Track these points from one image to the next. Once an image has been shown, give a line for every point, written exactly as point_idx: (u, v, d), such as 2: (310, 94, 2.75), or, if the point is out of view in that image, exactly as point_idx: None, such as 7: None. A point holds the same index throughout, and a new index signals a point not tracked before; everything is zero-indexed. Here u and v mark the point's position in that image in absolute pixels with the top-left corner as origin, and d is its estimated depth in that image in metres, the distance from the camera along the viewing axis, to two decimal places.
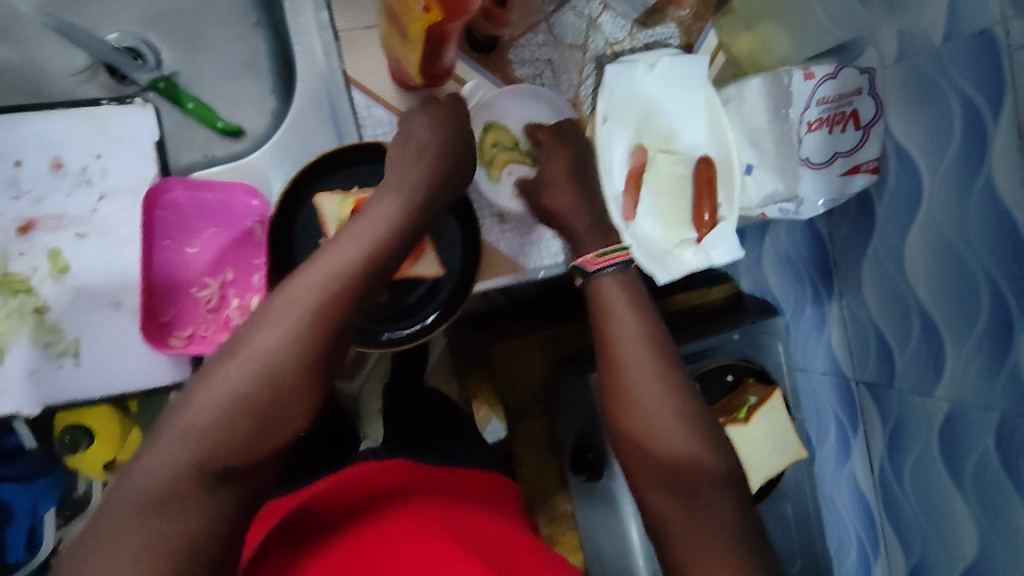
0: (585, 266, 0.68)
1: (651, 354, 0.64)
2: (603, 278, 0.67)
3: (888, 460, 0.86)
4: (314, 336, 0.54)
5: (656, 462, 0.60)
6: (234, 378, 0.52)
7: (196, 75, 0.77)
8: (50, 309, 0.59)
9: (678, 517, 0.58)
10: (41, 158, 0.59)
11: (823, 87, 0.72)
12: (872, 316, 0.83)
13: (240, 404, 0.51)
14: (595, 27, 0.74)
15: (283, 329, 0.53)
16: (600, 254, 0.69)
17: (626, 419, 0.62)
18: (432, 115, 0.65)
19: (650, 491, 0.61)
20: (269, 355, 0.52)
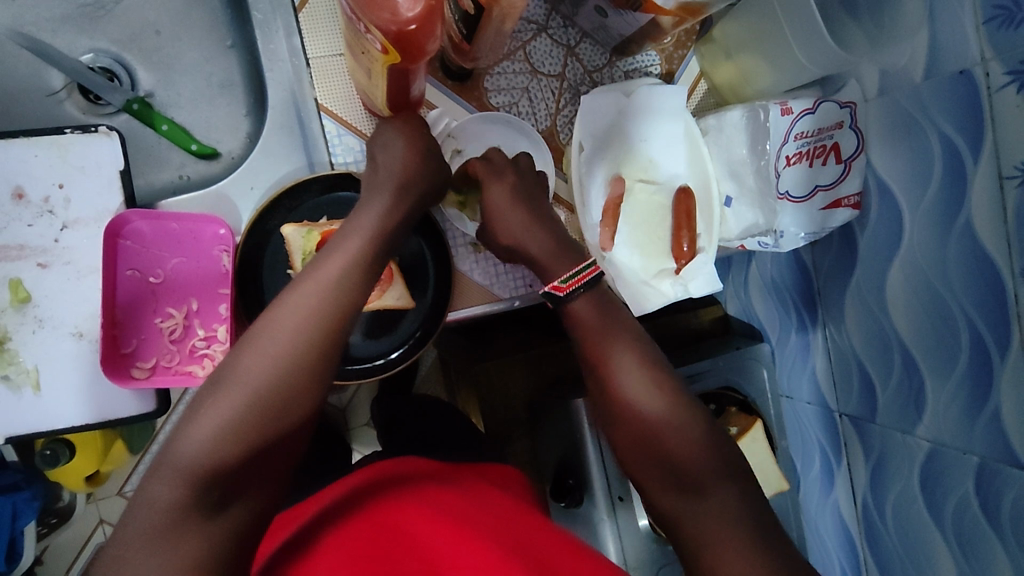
0: (553, 291, 0.63)
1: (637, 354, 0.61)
2: (576, 300, 0.63)
3: (871, 495, 0.84)
4: (311, 346, 0.51)
5: (655, 462, 0.58)
6: (228, 397, 0.49)
7: (172, 96, 0.77)
8: (10, 340, 0.58)
9: (685, 514, 0.55)
10: (2, 187, 0.58)
11: (802, 122, 0.71)
12: (854, 348, 0.81)
13: (239, 422, 0.48)
14: (573, 55, 0.74)
15: (277, 343, 0.51)
16: (567, 278, 0.63)
17: (622, 422, 0.59)
18: (402, 131, 0.62)
19: (657, 494, 0.58)
20: (257, 374, 0.49)
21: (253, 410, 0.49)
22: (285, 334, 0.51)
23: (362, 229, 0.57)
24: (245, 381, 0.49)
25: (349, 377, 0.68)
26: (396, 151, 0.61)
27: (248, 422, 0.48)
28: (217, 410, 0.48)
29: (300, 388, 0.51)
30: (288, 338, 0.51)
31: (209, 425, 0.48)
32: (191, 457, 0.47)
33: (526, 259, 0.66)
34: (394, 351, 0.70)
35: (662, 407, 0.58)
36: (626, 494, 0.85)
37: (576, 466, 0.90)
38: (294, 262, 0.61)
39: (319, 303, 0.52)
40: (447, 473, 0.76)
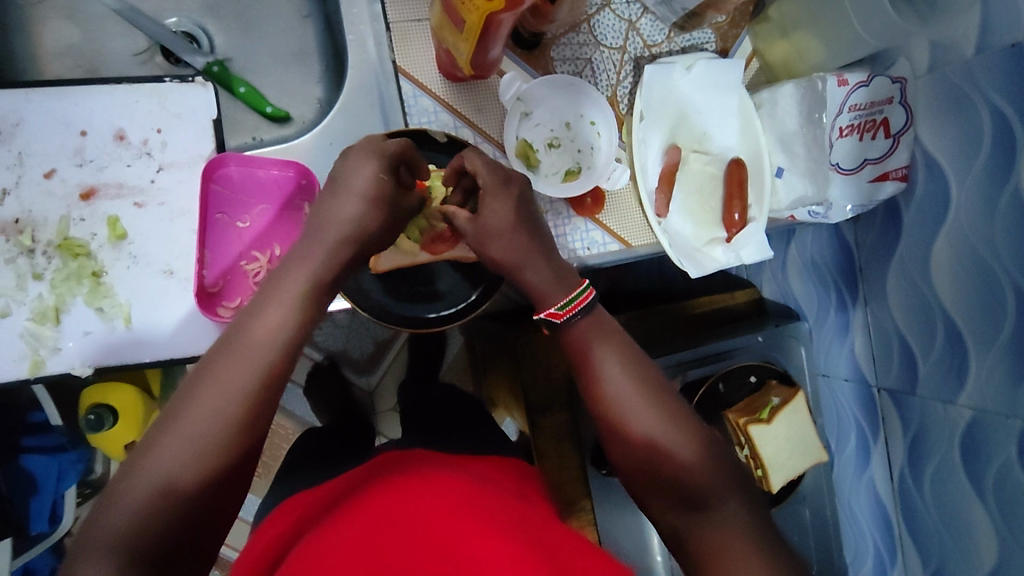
0: (550, 318, 0.61)
1: (632, 379, 0.59)
2: (581, 321, 0.61)
3: (908, 468, 0.86)
4: (253, 400, 0.49)
5: (653, 485, 0.57)
6: (167, 457, 0.46)
7: (248, 61, 0.80)
8: (107, 273, 0.61)
9: (689, 529, 0.54)
10: (105, 129, 0.61)
11: (856, 95, 0.74)
12: (896, 323, 0.84)
13: (183, 482, 0.46)
14: (634, 29, 0.77)
15: (214, 403, 0.48)
16: (566, 303, 0.61)
17: (618, 446, 0.58)
18: (370, 155, 0.56)
19: (658, 509, 0.57)
20: (201, 428, 0.47)
21: (198, 467, 0.46)
22: (229, 387, 0.49)
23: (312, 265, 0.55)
24: (189, 434, 0.47)
25: (435, 322, 0.73)
26: (362, 177, 0.56)
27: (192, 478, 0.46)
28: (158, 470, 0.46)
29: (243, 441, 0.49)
30: (226, 395, 0.49)
31: (156, 478, 0.45)
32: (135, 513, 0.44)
33: (525, 287, 0.63)
34: (473, 293, 0.74)
35: (651, 435, 0.57)
36: None
37: None
38: None
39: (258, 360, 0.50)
40: (465, 460, 0.78)
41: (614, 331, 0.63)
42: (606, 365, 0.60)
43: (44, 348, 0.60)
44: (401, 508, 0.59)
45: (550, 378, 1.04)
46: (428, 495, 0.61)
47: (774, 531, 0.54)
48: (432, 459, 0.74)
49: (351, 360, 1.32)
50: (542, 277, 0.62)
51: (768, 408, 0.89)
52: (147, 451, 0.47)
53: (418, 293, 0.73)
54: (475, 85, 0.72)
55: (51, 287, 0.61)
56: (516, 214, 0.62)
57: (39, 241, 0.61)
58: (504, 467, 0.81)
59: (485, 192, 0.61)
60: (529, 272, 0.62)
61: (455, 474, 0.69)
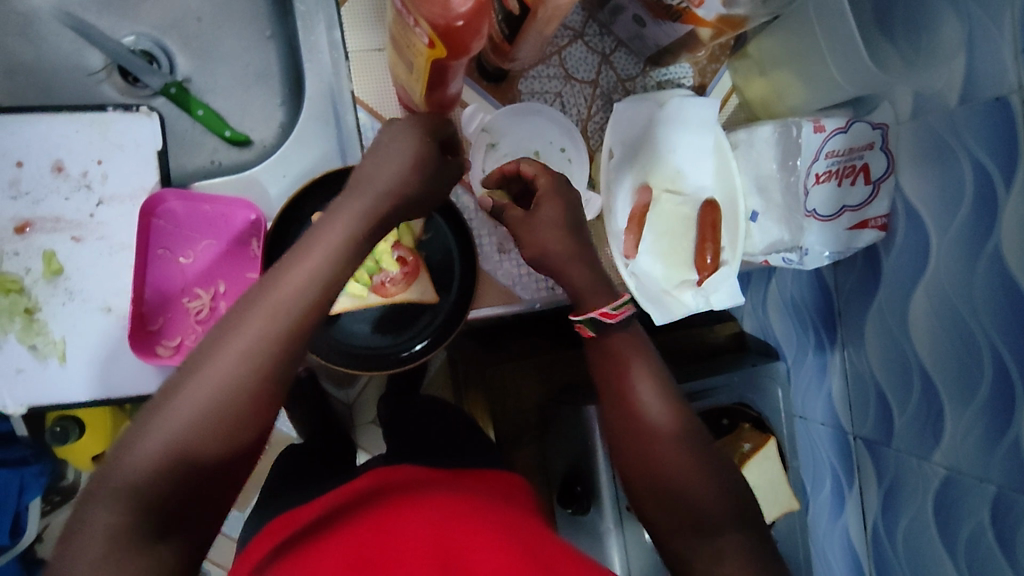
0: (603, 317, 0.58)
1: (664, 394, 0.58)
2: (617, 333, 0.60)
3: (881, 520, 0.84)
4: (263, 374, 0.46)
5: (669, 497, 0.55)
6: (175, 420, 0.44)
7: (209, 82, 0.78)
8: (40, 310, 0.59)
9: (700, 553, 0.53)
10: (43, 160, 0.59)
11: (832, 141, 0.71)
12: (873, 371, 0.81)
13: (198, 441, 0.44)
14: (607, 62, 0.74)
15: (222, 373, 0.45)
16: (617, 305, 0.59)
17: (643, 444, 0.56)
18: (410, 128, 0.54)
19: (664, 528, 0.55)
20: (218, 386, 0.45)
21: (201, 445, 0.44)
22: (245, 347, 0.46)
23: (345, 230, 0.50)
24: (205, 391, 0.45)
25: (385, 365, 0.69)
26: (394, 158, 0.53)
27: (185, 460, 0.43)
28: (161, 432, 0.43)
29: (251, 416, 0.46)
30: (234, 367, 0.45)
31: (158, 445, 0.43)
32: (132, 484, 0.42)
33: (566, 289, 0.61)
34: (426, 335, 0.71)
35: (673, 438, 0.56)
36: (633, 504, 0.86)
37: (585, 473, 0.89)
38: None
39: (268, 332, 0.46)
40: (445, 476, 0.75)
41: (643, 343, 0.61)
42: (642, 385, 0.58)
43: None
44: (388, 534, 0.57)
45: (519, 410, 1.03)
46: (422, 520, 0.59)
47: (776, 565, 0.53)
48: (419, 476, 0.72)
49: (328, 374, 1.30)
50: (591, 279, 0.60)
51: (738, 454, 0.86)
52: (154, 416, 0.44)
53: (376, 330, 0.70)
54: None
55: None
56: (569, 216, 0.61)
57: None
58: (486, 480, 0.78)
59: (544, 191, 0.60)
60: (575, 272, 0.60)
61: (452, 495, 0.66)
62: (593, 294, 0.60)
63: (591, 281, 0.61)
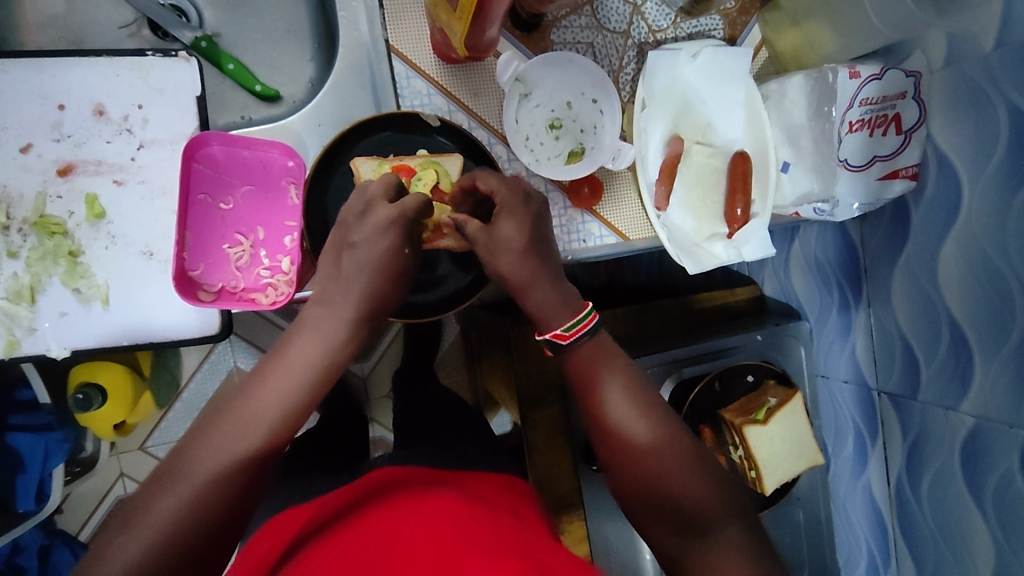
0: (554, 339, 0.59)
1: (633, 398, 0.58)
2: (579, 348, 0.59)
3: (906, 474, 0.84)
4: (297, 413, 0.53)
5: (657, 506, 0.54)
6: (198, 470, 0.48)
7: (238, 37, 0.78)
8: (84, 253, 0.59)
9: (690, 552, 0.52)
10: (84, 104, 0.59)
11: (867, 88, 0.70)
12: (899, 326, 0.81)
13: (222, 485, 0.48)
14: (638, 13, 0.74)
15: (260, 408, 0.51)
16: (572, 324, 0.59)
17: (624, 461, 0.56)
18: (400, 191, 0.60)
19: (653, 531, 0.55)
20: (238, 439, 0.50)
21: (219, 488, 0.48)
22: (269, 401, 0.52)
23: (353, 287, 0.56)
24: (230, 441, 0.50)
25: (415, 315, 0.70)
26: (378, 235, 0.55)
27: (205, 507, 0.47)
28: (188, 481, 0.47)
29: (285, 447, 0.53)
30: (276, 405, 0.52)
31: (199, 466, 0.48)
32: (175, 504, 0.46)
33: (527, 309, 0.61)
34: (456, 287, 0.73)
35: (653, 442, 0.56)
36: None
37: None
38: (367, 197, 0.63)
39: (305, 377, 0.53)
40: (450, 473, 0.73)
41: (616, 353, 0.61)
42: (614, 391, 0.58)
43: (20, 328, 0.58)
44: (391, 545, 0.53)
45: (542, 371, 1.02)
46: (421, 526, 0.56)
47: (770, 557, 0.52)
48: (421, 472, 0.70)
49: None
50: (547, 298, 0.60)
51: (764, 408, 0.88)
52: (197, 441, 0.50)
53: (415, 281, 0.71)
54: (472, 68, 0.69)
55: (26, 266, 0.59)
56: (528, 232, 0.59)
57: (14, 217, 0.59)
58: (504, 494, 0.72)
59: (499, 209, 0.59)
60: (535, 294, 0.60)
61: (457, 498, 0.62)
62: (552, 310, 0.60)
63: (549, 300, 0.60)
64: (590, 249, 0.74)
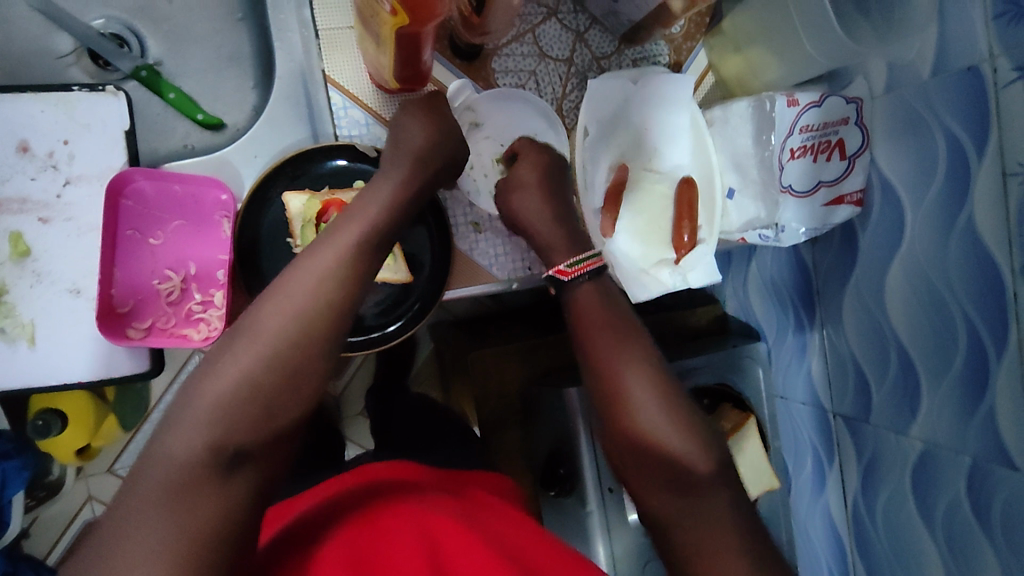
0: (558, 274, 0.64)
1: (630, 352, 0.59)
2: (577, 284, 0.64)
3: (861, 497, 0.84)
4: (335, 303, 0.50)
5: (649, 466, 0.55)
6: (242, 360, 0.46)
7: (180, 65, 0.77)
8: (9, 292, 0.59)
9: (677, 517, 0.53)
10: (7, 140, 0.58)
11: (807, 115, 0.70)
12: (852, 349, 0.81)
13: (268, 373, 0.46)
14: (582, 40, 0.74)
15: (242, 365, 0.46)
16: (574, 262, 0.64)
17: (615, 418, 0.57)
18: (399, 149, 0.61)
19: (647, 494, 0.55)
20: (282, 324, 0.48)
21: (267, 374, 0.46)
22: (306, 291, 0.49)
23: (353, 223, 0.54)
24: (272, 331, 0.47)
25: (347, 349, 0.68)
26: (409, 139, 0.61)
27: (254, 395, 0.45)
28: (235, 370, 0.46)
29: (292, 394, 0.47)
30: (313, 292, 0.49)
31: (179, 441, 0.43)
32: (225, 396, 0.45)
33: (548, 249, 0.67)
34: (391, 325, 0.70)
35: (660, 412, 0.56)
36: (616, 486, 0.85)
37: (568, 456, 0.88)
38: (294, 231, 0.62)
39: (289, 321, 0.48)
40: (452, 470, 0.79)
41: (620, 313, 0.62)
42: (612, 346, 0.59)
43: None
44: (381, 538, 0.56)
45: (501, 394, 1.02)
46: (411, 525, 0.57)
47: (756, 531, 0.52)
48: (422, 475, 0.73)
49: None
50: (554, 234, 0.67)
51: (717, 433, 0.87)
52: (184, 405, 0.45)
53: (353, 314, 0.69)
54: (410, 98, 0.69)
55: None
56: (545, 171, 0.70)
57: None
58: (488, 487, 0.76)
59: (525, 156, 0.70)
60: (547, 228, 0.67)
61: (445, 500, 0.65)
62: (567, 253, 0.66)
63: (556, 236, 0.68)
64: (535, 276, 0.72)
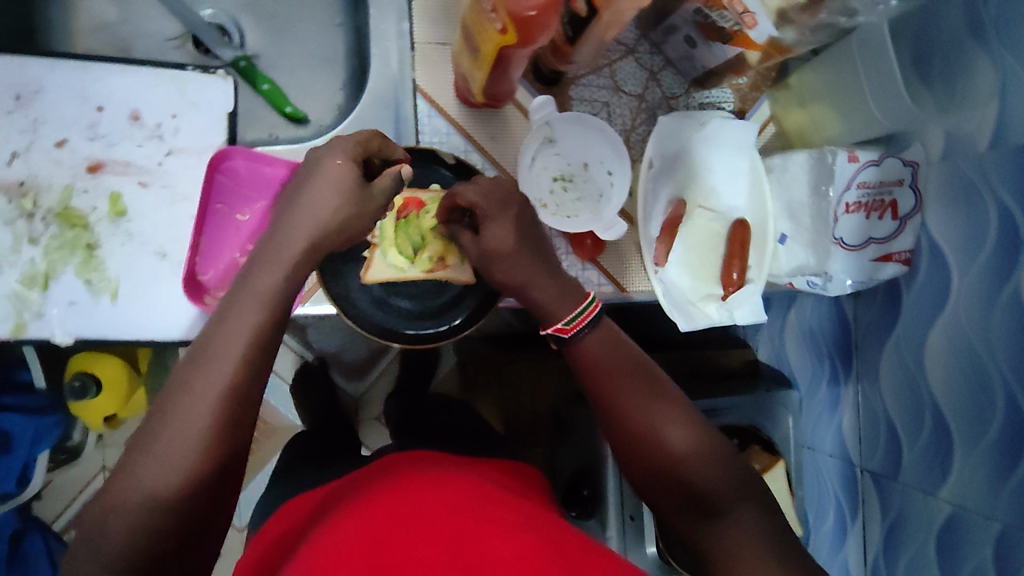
0: (558, 333, 0.62)
1: (627, 378, 0.60)
2: (581, 339, 0.62)
3: (882, 555, 0.84)
4: (251, 362, 0.50)
5: (674, 492, 0.57)
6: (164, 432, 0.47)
7: (275, 61, 0.82)
8: (100, 247, 0.61)
9: (704, 534, 0.54)
10: (121, 109, 0.63)
11: (865, 172, 0.73)
12: (885, 406, 0.82)
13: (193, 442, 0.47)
14: (654, 80, 0.78)
15: (206, 401, 0.48)
16: (571, 318, 0.61)
17: (636, 451, 0.58)
18: (345, 148, 0.58)
19: (676, 519, 0.57)
20: (205, 392, 0.48)
21: (189, 442, 0.47)
22: (221, 355, 0.49)
23: (285, 248, 0.54)
24: (193, 401, 0.48)
25: (398, 338, 0.67)
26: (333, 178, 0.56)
27: (182, 465, 0.46)
28: (158, 444, 0.46)
29: (225, 453, 0.48)
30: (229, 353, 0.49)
31: (161, 473, 0.46)
32: (155, 472, 0.46)
33: (531, 303, 0.63)
34: (457, 318, 0.69)
35: (668, 437, 0.57)
36: (637, 514, 0.85)
37: (592, 478, 0.89)
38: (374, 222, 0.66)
39: (245, 354, 0.50)
40: (476, 459, 0.80)
41: (616, 338, 0.63)
42: (612, 373, 0.61)
43: (29, 311, 0.60)
44: (402, 522, 0.57)
45: (532, 410, 1.06)
46: (439, 508, 0.60)
47: (787, 535, 0.54)
48: (447, 461, 0.75)
49: (342, 363, 1.31)
50: (549, 290, 0.62)
51: None
52: (118, 481, 0.46)
53: (415, 308, 0.69)
54: (490, 114, 0.73)
55: (43, 253, 0.61)
56: (517, 230, 0.62)
57: (39, 207, 0.61)
58: (512, 476, 0.77)
59: (488, 213, 0.61)
60: (535, 290, 0.62)
61: (478, 489, 0.65)
62: (554, 305, 0.62)
63: (552, 291, 0.62)
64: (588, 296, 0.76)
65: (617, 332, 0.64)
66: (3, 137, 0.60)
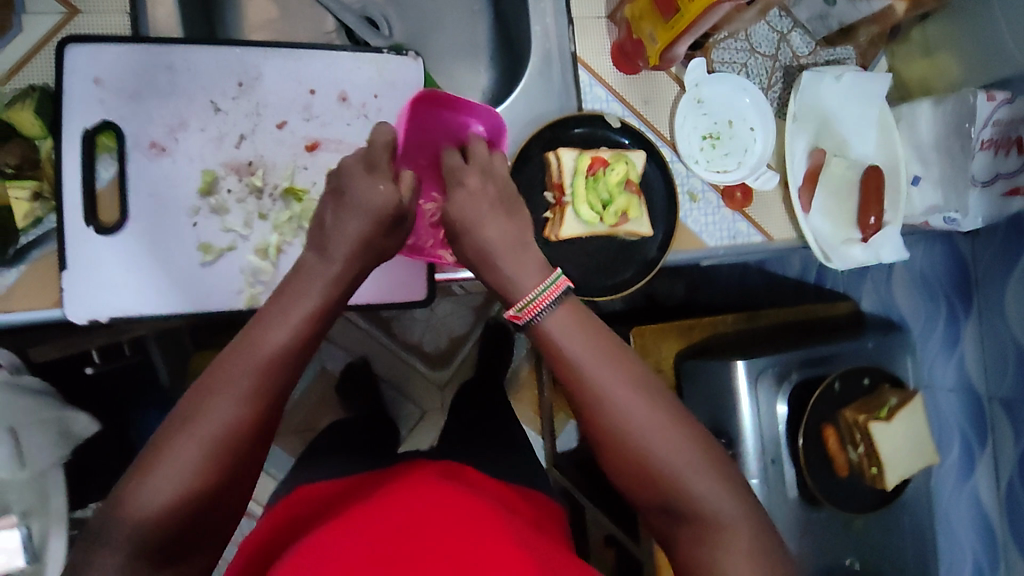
0: (513, 320, 0.60)
1: (617, 375, 0.59)
2: (546, 324, 0.59)
3: (1018, 475, 0.89)
4: (270, 390, 0.52)
5: (661, 498, 0.58)
6: (184, 457, 0.48)
7: (422, 49, 0.87)
8: None
9: (683, 532, 0.58)
10: (331, 91, 0.68)
11: (1000, 111, 0.78)
12: (1013, 332, 0.88)
13: (214, 462, 0.49)
14: (785, 40, 0.83)
15: (221, 424, 0.49)
16: (525, 304, 0.59)
17: (620, 456, 0.58)
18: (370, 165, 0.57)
19: (653, 514, 0.60)
20: (223, 417, 0.49)
21: (204, 462, 0.48)
22: (240, 378, 0.51)
23: (303, 294, 0.56)
24: (210, 425, 0.49)
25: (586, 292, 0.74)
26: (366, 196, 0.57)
27: (194, 486, 0.48)
28: (172, 470, 0.47)
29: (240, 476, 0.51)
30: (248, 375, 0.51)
31: (160, 499, 0.47)
32: (172, 494, 0.47)
33: (496, 280, 0.62)
34: (628, 271, 0.76)
35: (655, 443, 0.57)
36: (778, 458, 0.89)
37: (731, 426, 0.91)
38: (562, 180, 0.72)
39: (257, 386, 0.51)
40: (482, 475, 0.81)
41: (592, 321, 0.61)
42: (597, 374, 0.58)
43: (261, 283, 0.66)
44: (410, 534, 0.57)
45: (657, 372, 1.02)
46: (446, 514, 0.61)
47: (763, 528, 0.58)
48: (452, 473, 0.76)
49: (423, 352, 1.28)
50: (518, 265, 0.61)
51: (886, 406, 0.92)
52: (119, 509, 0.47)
53: (600, 264, 0.76)
54: (647, 79, 0.78)
55: (273, 228, 0.67)
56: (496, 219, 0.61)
57: (267, 184, 0.67)
58: (529, 505, 0.78)
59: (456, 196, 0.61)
60: (504, 268, 0.61)
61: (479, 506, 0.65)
62: (518, 284, 0.60)
63: (525, 264, 0.61)
64: (741, 245, 0.79)
65: (598, 323, 0.62)
66: (231, 121, 0.66)
